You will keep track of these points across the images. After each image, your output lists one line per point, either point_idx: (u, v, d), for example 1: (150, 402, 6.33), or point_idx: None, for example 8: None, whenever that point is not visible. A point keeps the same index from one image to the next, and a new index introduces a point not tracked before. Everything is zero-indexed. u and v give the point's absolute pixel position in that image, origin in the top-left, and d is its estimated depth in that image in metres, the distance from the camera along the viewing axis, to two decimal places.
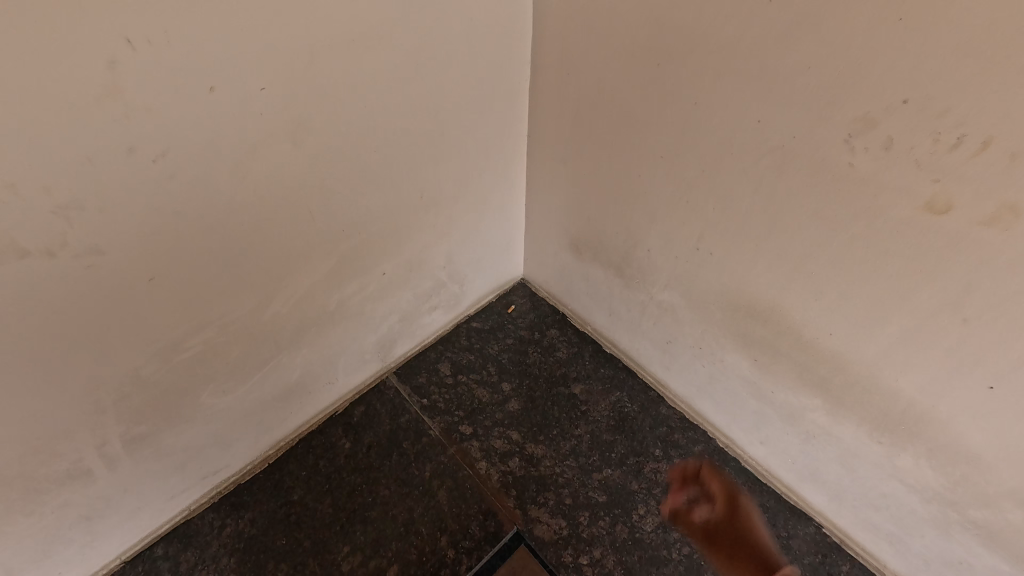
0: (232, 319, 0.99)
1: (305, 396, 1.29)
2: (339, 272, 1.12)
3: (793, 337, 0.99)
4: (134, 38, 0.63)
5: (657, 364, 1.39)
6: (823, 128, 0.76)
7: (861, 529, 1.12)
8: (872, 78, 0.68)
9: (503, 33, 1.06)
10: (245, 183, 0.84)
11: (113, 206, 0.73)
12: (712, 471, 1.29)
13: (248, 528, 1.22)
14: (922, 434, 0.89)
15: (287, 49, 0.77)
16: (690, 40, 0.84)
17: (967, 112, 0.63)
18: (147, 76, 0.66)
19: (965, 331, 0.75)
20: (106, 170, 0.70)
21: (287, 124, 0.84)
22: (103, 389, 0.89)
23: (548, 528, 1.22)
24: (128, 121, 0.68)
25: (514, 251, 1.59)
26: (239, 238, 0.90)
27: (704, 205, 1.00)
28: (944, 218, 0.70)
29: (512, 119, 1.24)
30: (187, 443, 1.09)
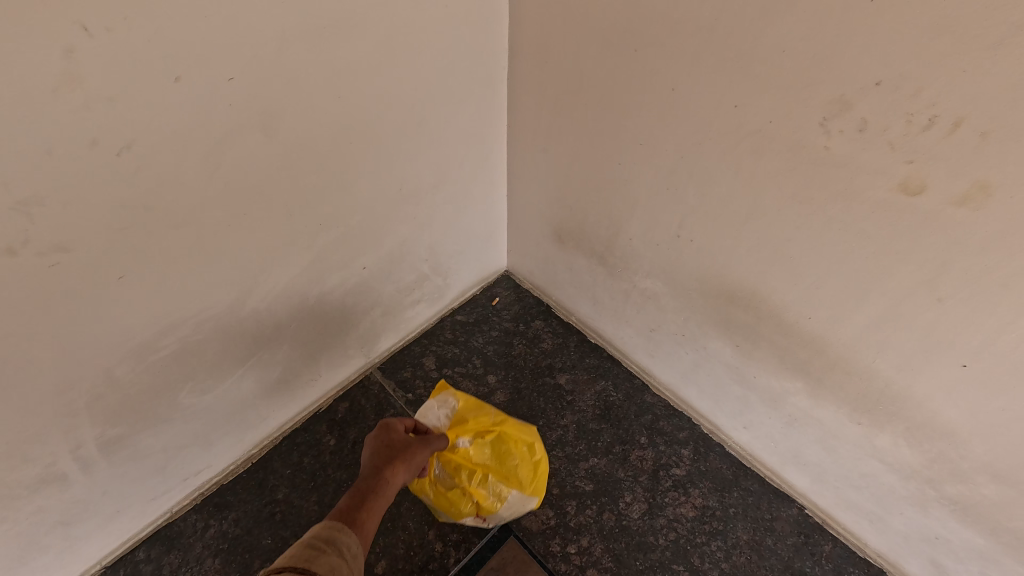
0: (208, 315, 0.97)
1: (287, 393, 1.27)
2: (318, 266, 1.10)
3: (774, 322, 1.00)
4: (91, 26, 0.61)
5: (642, 352, 1.40)
6: (800, 112, 0.76)
7: (843, 509, 1.14)
8: (846, 60, 0.68)
9: (480, 21, 1.05)
10: (217, 175, 0.82)
11: (76, 201, 0.70)
12: (697, 457, 1.30)
13: (232, 528, 1.20)
14: (901, 413, 0.90)
15: (254, 36, 0.74)
16: (666, 25, 0.84)
17: (939, 92, 0.63)
18: (107, 65, 0.64)
19: (941, 309, 0.76)
20: (68, 163, 0.67)
21: (258, 114, 0.81)
22: (75, 391, 0.87)
23: (536, 518, 1.22)
24: (90, 112, 0.66)
25: (496, 243, 1.58)
26: (212, 232, 0.87)
27: (683, 191, 1.00)
28: (918, 199, 0.70)
29: (491, 108, 1.23)
30: (166, 443, 1.07)
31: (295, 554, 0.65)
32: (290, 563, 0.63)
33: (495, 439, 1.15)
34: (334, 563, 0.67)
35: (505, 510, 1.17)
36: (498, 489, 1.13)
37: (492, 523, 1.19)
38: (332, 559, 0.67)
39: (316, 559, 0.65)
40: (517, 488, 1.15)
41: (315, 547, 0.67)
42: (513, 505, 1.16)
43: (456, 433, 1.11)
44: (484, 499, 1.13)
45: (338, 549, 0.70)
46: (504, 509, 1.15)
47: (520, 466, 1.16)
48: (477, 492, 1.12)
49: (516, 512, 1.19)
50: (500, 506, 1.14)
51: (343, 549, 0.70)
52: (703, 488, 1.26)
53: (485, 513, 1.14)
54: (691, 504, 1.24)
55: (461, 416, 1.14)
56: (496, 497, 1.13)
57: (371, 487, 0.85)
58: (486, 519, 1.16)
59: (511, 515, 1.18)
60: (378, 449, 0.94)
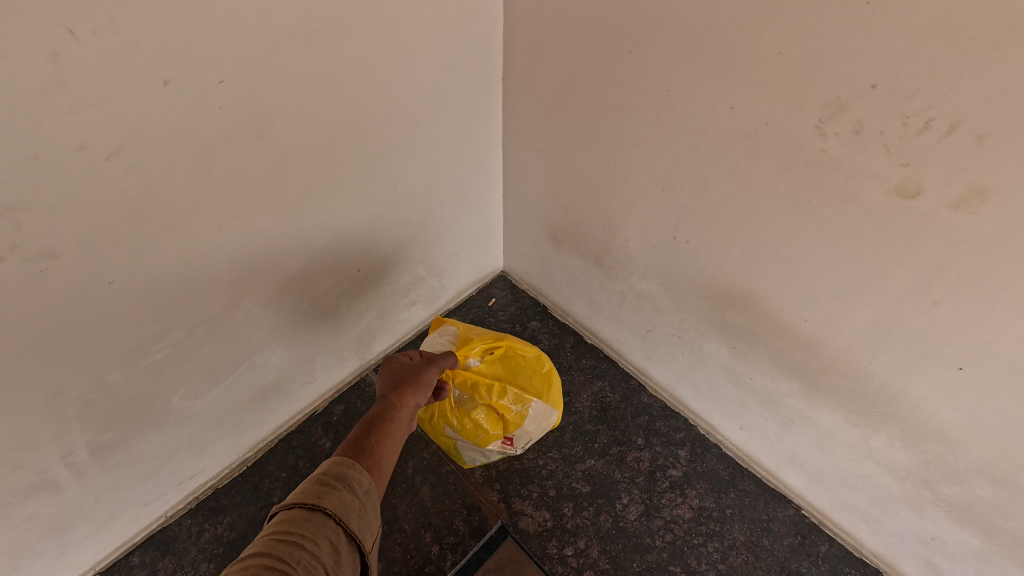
0: (201, 319, 0.96)
1: (283, 396, 1.26)
2: (312, 269, 1.09)
3: (769, 323, 1.00)
4: (77, 29, 0.60)
5: (638, 353, 1.40)
6: (795, 114, 0.75)
7: (839, 509, 1.14)
8: (841, 63, 0.67)
9: (474, 22, 1.04)
10: (208, 179, 0.81)
11: (64, 206, 0.69)
12: (694, 458, 1.30)
13: (227, 532, 1.19)
14: (896, 415, 0.90)
15: (244, 39, 0.73)
16: (661, 26, 0.83)
17: (935, 95, 0.62)
18: (93, 69, 0.63)
19: (937, 312, 0.76)
20: (55, 169, 0.66)
21: (249, 117, 0.81)
22: (66, 397, 0.86)
23: (533, 520, 1.22)
24: (77, 116, 0.65)
25: (492, 243, 1.58)
26: (204, 235, 0.86)
27: (679, 193, 0.99)
28: (913, 202, 0.70)
29: (486, 109, 1.22)
30: (159, 448, 1.06)
31: (306, 491, 0.65)
32: (300, 499, 0.63)
33: (501, 357, 1.18)
34: (346, 498, 0.66)
35: (531, 425, 1.18)
36: (520, 400, 1.15)
37: (521, 443, 1.19)
38: (345, 494, 0.67)
39: (326, 494, 0.65)
40: (536, 396, 1.16)
41: (325, 482, 0.66)
42: (537, 417, 1.17)
43: (465, 352, 1.15)
44: (507, 414, 1.14)
45: (351, 484, 0.69)
46: (530, 421, 1.16)
47: (535, 376, 1.18)
48: (498, 407, 1.14)
49: (542, 428, 1.20)
50: (525, 419, 1.15)
51: (356, 484, 0.69)
52: (700, 489, 1.26)
53: (512, 429, 1.15)
54: (688, 505, 1.24)
55: (461, 341, 1.18)
56: (519, 408, 1.15)
57: (380, 416, 0.85)
58: (514, 438, 1.17)
59: (538, 430, 1.19)
60: (386, 378, 0.94)
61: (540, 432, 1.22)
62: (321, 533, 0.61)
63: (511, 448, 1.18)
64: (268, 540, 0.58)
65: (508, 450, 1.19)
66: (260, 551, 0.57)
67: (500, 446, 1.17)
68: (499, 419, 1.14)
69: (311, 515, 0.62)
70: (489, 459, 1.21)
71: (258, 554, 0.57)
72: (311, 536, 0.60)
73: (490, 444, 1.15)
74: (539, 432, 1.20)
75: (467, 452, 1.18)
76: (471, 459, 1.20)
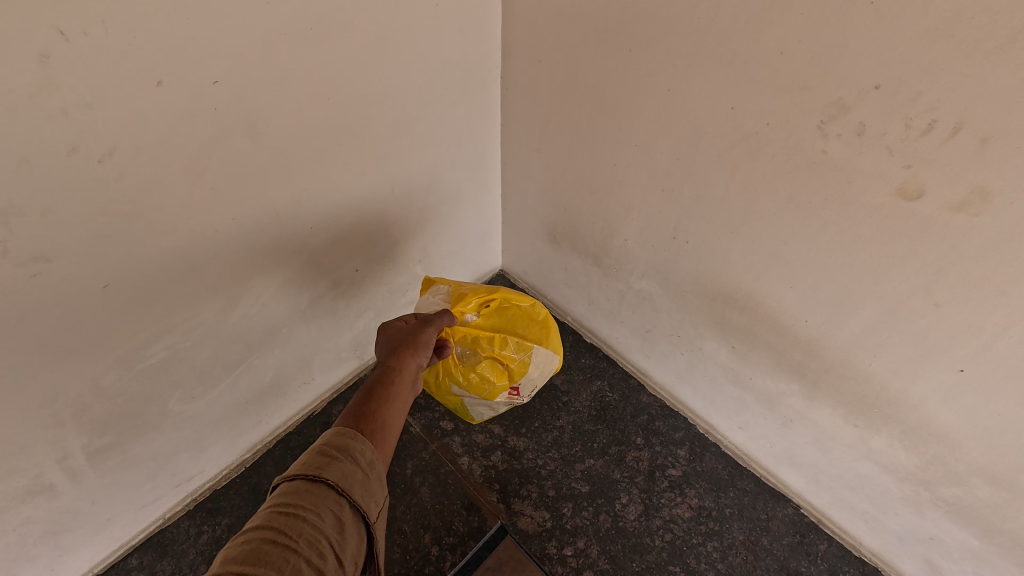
0: (197, 322, 0.95)
1: (281, 396, 1.26)
2: (309, 270, 1.09)
3: (769, 324, 0.99)
4: (68, 30, 0.59)
5: (637, 352, 1.39)
6: (796, 115, 0.75)
7: (839, 508, 1.14)
8: (843, 64, 0.67)
9: (472, 19, 1.03)
10: (202, 181, 0.80)
11: (56, 209, 0.68)
12: (693, 457, 1.30)
13: (226, 534, 1.19)
14: (896, 416, 0.90)
15: (237, 39, 0.72)
16: (661, 24, 0.82)
17: (938, 97, 0.62)
18: (84, 71, 0.62)
19: (938, 315, 0.76)
20: (46, 172, 0.65)
21: (245, 118, 0.80)
22: (61, 401, 0.85)
23: (532, 521, 1.21)
24: (68, 119, 0.64)
25: (491, 242, 1.57)
26: (199, 238, 0.86)
27: (679, 193, 0.99)
28: (916, 204, 0.70)
29: (484, 107, 1.21)
30: (157, 450, 1.06)
31: (308, 462, 0.64)
32: (302, 471, 0.62)
33: (497, 309, 1.15)
34: (349, 469, 0.65)
35: (537, 372, 1.15)
36: (521, 348, 1.12)
37: (528, 391, 1.18)
38: (347, 465, 0.65)
39: (329, 464, 0.64)
40: (538, 342, 1.14)
41: (327, 453, 0.65)
42: (540, 363, 1.15)
43: (460, 308, 1.12)
44: (511, 363, 1.12)
45: (354, 454, 0.67)
46: (534, 368, 1.14)
47: (533, 324, 1.16)
48: (501, 359, 1.12)
49: (546, 373, 1.18)
50: (529, 366, 1.13)
51: (359, 453, 0.67)
52: (699, 489, 1.26)
53: (517, 377, 1.13)
54: (687, 504, 1.24)
55: (456, 297, 1.14)
56: (522, 357, 1.12)
57: (381, 383, 0.83)
58: (521, 387, 1.15)
59: (542, 376, 1.17)
60: (386, 345, 0.93)
61: (545, 378, 1.20)
62: (324, 504, 0.60)
63: (518, 397, 1.17)
64: (270, 513, 0.58)
65: (516, 399, 1.18)
66: (262, 524, 0.57)
67: (507, 397, 1.16)
68: (503, 369, 1.12)
69: (312, 487, 0.61)
70: (499, 409, 1.20)
71: (261, 528, 0.56)
72: (313, 508, 0.59)
73: (497, 395, 1.14)
74: (543, 377, 1.19)
75: (475, 406, 1.17)
76: (480, 412, 1.19)
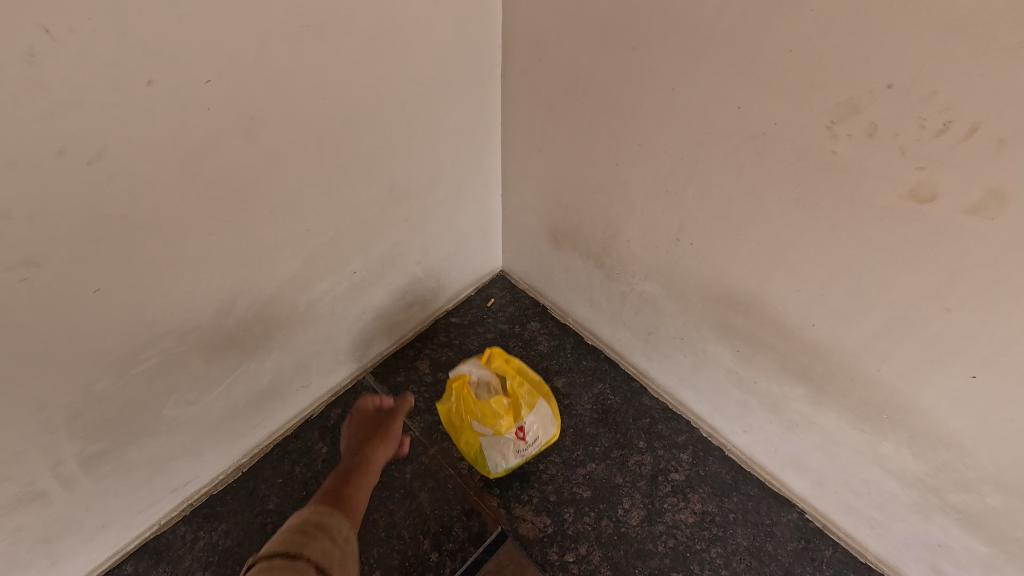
0: (192, 326, 0.93)
1: (278, 400, 1.24)
2: (306, 273, 1.07)
3: (774, 327, 0.98)
4: (54, 28, 0.57)
5: (639, 355, 1.38)
6: (805, 115, 0.73)
7: (844, 514, 1.12)
8: (854, 62, 0.65)
9: (472, 16, 1.01)
10: (196, 182, 0.78)
11: (45, 213, 0.66)
12: (696, 461, 1.29)
13: (222, 540, 1.17)
14: (904, 422, 0.88)
15: (231, 36, 0.70)
16: (666, 21, 0.80)
17: (953, 97, 0.60)
18: (72, 69, 0.60)
19: (950, 320, 0.74)
20: (33, 174, 0.63)
21: (240, 118, 0.78)
22: (52, 408, 0.83)
23: (533, 526, 1.20)
24: (56, 119, 0.62)
25: (491, 243, 1.55)
26: (193, 240, 0.84)
27: (683, 194, 0.97)
28: (928, 206, 0.68)
29: (484, 106, 1.19)
30: (151, 456, 1.04)
31: (287, 537, 0.83)
32: (283, 544, 0.81)
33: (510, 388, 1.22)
34: (321, 552, 0.82)
35: (540, 419, 1.22)
36: (530, 391, 1.22)
37: (531, 440, 1.21)
38: (323, 542, 0.84)
39: (305, 548, 0.81)
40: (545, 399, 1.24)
41: (306, 532, 0.85)
42: (545, 408, 1.23)
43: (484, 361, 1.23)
44: (519, 403, 1.20)
45: (331, 530, 0.87)
46: (539, 409, 1.21)
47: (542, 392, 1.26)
48: (511, 396, 1.20)
49: (550, 426, 1.24)
50: (535, 406, 1.21)
51: (334, 532, 0.88)
52: (703, 493, 1.24)
53: (524, 417, 1.19)
54: (690, 509, 1.22)
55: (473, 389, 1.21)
56: (529, 399, 1.21)
57: (349, 476, 1.06)
58: (526, 428, 1.19)
59: (546, 427, 1.23)
60: (355, 430, 1.19)
61: (547, 439, 1.24)
62: None
63: (524, 442, 1.20)
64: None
65: (522, 446, 1.20)
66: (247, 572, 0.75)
67: (514, 437, 1.18)
68: (512, 408, 1.19)
69: (288, 565, 0.77)
70: (506, 460, 1.19)
71: None
72: None
73: (503, 432, 1.18)
74: (548, 432, 1.23)
75: (485, 448, 1.18)
76: (489, 458, 1.19)
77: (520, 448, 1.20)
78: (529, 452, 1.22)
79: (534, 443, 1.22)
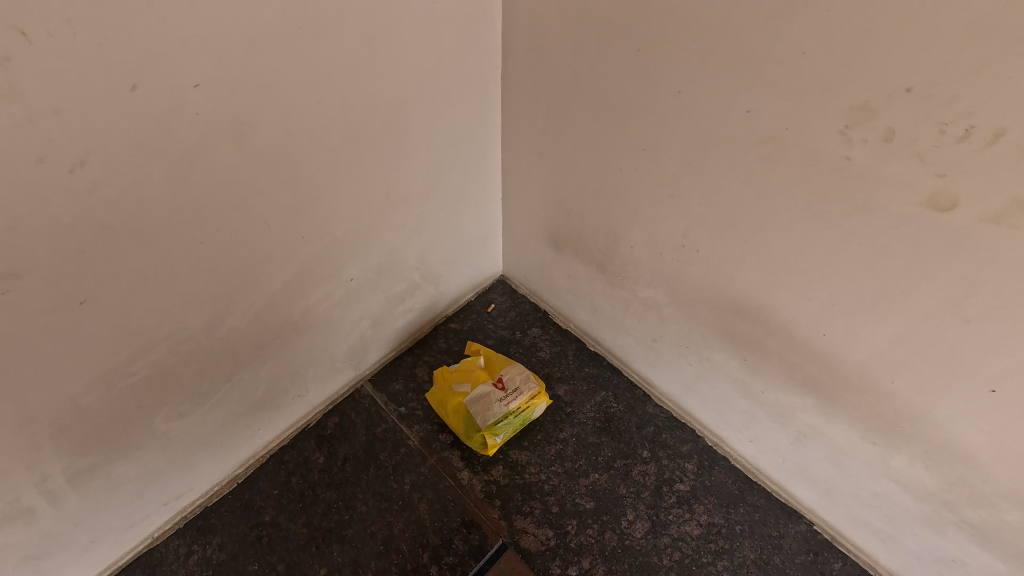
0: (183, 337, 0.91)
1: (273, 409, 1.21)
2: (301, 281, 1.04)
3: (783, 337, 0.95)
4: (32, 31, 0.54)
5: (643, 362, 1.35)
6: (817, 119, 0.70)
7: (854, 526, 1.09)
8: (870, 64, 0.62)
9: (471, 16, 0.98)
10: (186, 190, 0.76)
11: (25, 223, 0.63)
12: (701, 471, 1.26)
13: (216, 554, 1.14)
14: (918, 435, 0.86)
15: (221, 38, 0.68)
16: (671, 22, 0.78)
17: (976, 101, 0.57)
18: (52, 74, 0.57)
19: (969, 332, 0.71)
20: (11, 184, 0.60)
21: (231, 123, 0.75)
22: (37, 423, 0.80)
23: (535, 539, 1.17)
24: (35, 126, 0.59)
25: (491, 247, 1.52)
26: (183, 249, 0.81)
27: (688, 200, 0.94)
28: (947, 215, 0.65)
29: (484, 109, 1.16)
30: (142, 469, 1.01)
31: None
32: None
33: None
34: None
35: (516, 376, 1.31)
36: (508, 358, 1.39)
37: (511, 389, 1.28)
38: None
39: None
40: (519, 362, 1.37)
41: None
42: (522, 368, 1.34)
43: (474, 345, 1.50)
44: (493, 363, 1.36)
45: None
46: (513, 365, 1.33)
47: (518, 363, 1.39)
48: (489, 361, 1.38)
49: (530, 381, 1.30)
50: (510, 364, 1.35)
51: None
52: (708, 504, 1.21)
53: (498, 372, 1.33)
54: (695, 521, 1.19)
55: None
56: (503, 360, 1.36)
57: None
58: (503, 378, 1.30)
59: (526, 381, 1.30)
60: None
61: (529, 391, 1.28)
62: None
63: (503, 391, 1.27)
64: None
65: (502, 396, 1.27)
66: None
67: (491, 388, 1.28)
68: (488, 370, 1.35)
69: None
70: (489, 413, 1.24)
71: None
72: None
73: (480, 385, 1.30)
74: (528, 387, 1.29)
75: (469, 406, 1.26)
76: (476, 416, 1.25)
77: (500, 399, 1.26)
78: (513, 404, 1.26)
79: (516, 394, 1.27)
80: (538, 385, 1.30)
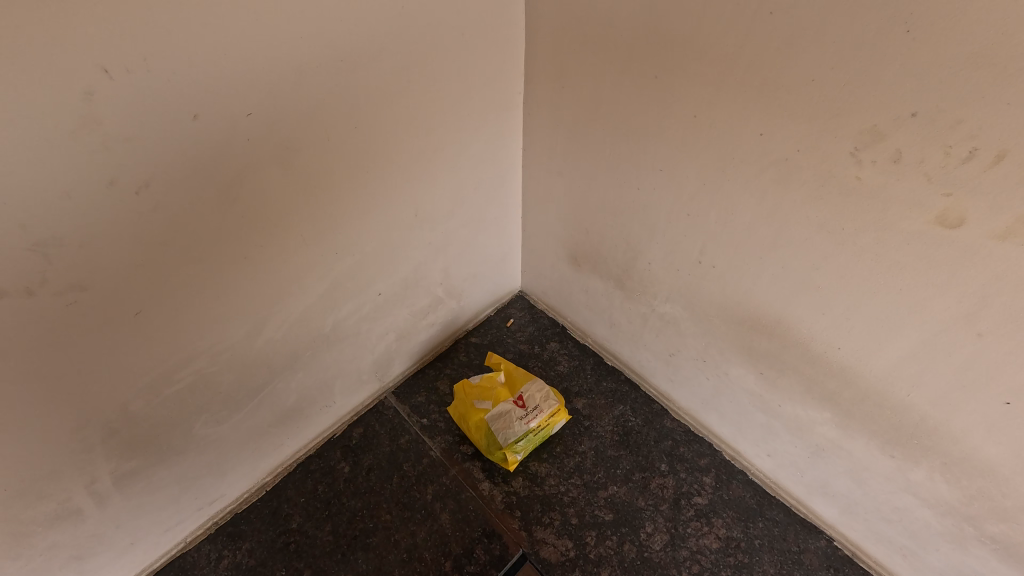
0: (224, 347, 0.96)
1: (302, 419, 1.25)
2: (334, 294, 1.09)
3: (800, 351, 0.97)
4: (112, 68, 0.61)
5: (660, 377, 1.38)
6: (829, 141, 0.74)
7: (876, 543, 1.09)
8: (876, 91, 0.66)
9: (496, 45, 1.04)
10: (234, 209, 0.81)
11: (93, 240, 0.69)
12: (719, 485, 1.27)
13: (246, 559, 1.17)
14: (936, 448, 0.87)
15: (272, 69, 0.74)
16: (687, 52, 0.83)
17: (979, 125, 0.61)
18: (127, 105, 0.64)
19: (981, 344, 0.73)
20: (82, 204, 0.66)
21: (276, 147, 0.81)
22: (90, 427, 0.86)
23: (555, 549, 1.18)
24: (109, 153, 0.65)
25: (510, 264, 1.57)
26: (228, 263, 0.86)
27: (705, 218, 0.98)
28: (956, 231, 0.68)
29: (507, 132, 1.22)
30: (180, 474, 1.05)
31: None
32: None
33: None
34: None
35: (536, 393, 1.34)
36: (527, 374, 1.42)
37: (531, 407, 1.31)
38: None
39: None
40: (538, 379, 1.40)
41: None
42: (542, 384, 1.37)
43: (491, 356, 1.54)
44: (513, 379, 1.40)
45: None
46: (533, 382, 1.37)
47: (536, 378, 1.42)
48: (508, 376, 1.41)
49: (550, 398, 1.33)
50: (529, 380, 1.38)
51: None
52: (727, 518, 1.22)
53: (518, 389, 1.37)
54: (714, 535, 1.20)
55: None
56: (521, 375, 1.40)
57: None
58: (523, 396, 1.34)
59: (546, 399, 1.33)
60: None
61: (547, 409, 1.31)
62: None
63: (523, 408, 1.31)
64: None
65: (523, 415, 1.30)
66: None
67: (511, 406, 1.32)
68: (507, 386, 1.39)
69: None
70: (510, 430, 1.27)
71: None
72: None
73: (501, 403, 1.33)
74: (549, 404, 1.32)
75: (490, 423, 1.29)
76: (497, 434, 1.28)
77: (521, 417, 1.29)
78: (533, 422, 1.29)
79: (536, 413, 1.30)
80: (558, 403, 1.33)
